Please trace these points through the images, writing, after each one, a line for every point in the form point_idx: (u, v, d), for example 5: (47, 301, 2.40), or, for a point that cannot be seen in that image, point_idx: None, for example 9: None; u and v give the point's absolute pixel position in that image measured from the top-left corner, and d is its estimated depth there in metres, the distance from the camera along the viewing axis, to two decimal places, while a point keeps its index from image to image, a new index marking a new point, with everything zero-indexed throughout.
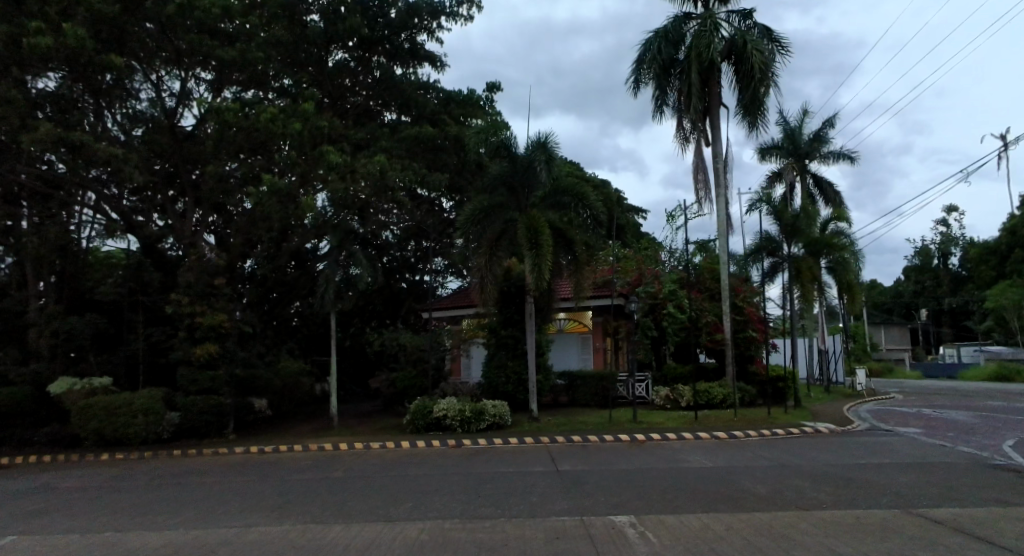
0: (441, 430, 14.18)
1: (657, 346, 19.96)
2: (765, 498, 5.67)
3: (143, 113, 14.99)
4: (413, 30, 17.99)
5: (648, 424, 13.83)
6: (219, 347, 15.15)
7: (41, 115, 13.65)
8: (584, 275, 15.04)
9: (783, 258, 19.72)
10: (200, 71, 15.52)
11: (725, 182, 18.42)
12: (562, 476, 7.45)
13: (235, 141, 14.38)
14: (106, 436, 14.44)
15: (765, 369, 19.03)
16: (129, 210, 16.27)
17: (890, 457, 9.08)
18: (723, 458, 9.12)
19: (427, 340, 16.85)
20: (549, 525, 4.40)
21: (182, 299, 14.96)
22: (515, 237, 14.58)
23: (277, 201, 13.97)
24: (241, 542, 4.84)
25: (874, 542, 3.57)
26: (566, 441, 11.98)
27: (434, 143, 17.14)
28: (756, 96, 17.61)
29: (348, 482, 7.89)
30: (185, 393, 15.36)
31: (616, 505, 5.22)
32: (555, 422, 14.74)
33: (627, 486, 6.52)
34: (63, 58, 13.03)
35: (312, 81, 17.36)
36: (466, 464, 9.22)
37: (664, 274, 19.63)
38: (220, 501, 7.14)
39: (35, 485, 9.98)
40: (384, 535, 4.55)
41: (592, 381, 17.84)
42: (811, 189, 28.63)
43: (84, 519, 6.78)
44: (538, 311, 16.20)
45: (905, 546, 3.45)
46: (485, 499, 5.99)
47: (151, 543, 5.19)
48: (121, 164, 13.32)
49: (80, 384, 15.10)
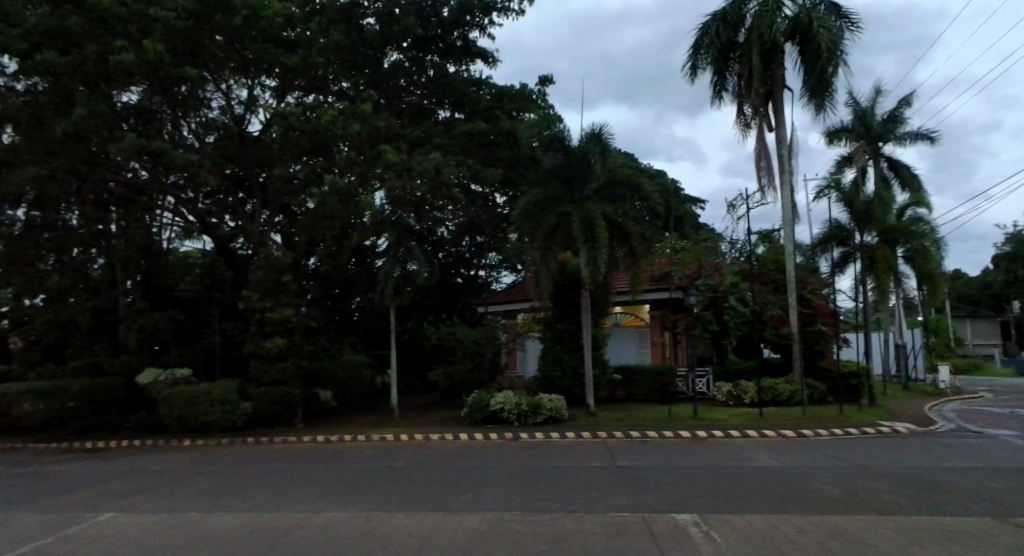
0: (498, 423, 14.34)
1: (719, 340, 19.39)
2: (838, 500, 5.39)
3: (214, 120, 15.94)
4: (465, 27, 18.18)
5: (710, 421, 13.44)
6: (287, 340, 15.92)
7: (126, 126, 14.57)
8: (640, 268, 14.82)
9: (855, 247, 18.67)
10: (265, 78, 16.38)
11: (791, 168, 17.56)
12: (620, 471, 7.37)
13: (298, 144, 14.97)
14: (188, 422, 15.50)
15: (835, 365, 18.11)
16: (204, 213, 17.16)
17: (980, 461, 8.42)
18: (790, 457, 8.77)
19: (483, 334, 17.05)
20: (609, 520, 4.37)
21: (253, 295, 15.79)
22: (569, 230, 14.47)
23: (338, 201, 14.43)
24: (311, 526, 5.06)
25: (969, 551, 3.31)
26: (624, 437, 11.83)
27: (488, 139, 17.26)
28: (823, 77, 16.67)
29: (408, 472, 8.11)
30: (257, 384, 16.25)
31: (678, 503, 5.11)
32: (613, 417, 14.60)
33: (687, 483, 6.39)
34: (143, 73, 13.87)
35: (369, 82, 17.58)
36: (523, 457, 9.30)
37: (725, 264, 19.05)
38: (290, 487, 7.50)
39: (127, 468, 10.81)
40: (445, 524, 4.64)
41: (650, 375, 17.56)
42: (885, 173, 26.89)
43: (169, 500, 7.28)
44: (594, 304, 16.07)
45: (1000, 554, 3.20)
46: (543, 492, 6.02)
47: (228, 524, 5.50)
48: (196, 169, 14.15)
49: (164, 375, 16.23)
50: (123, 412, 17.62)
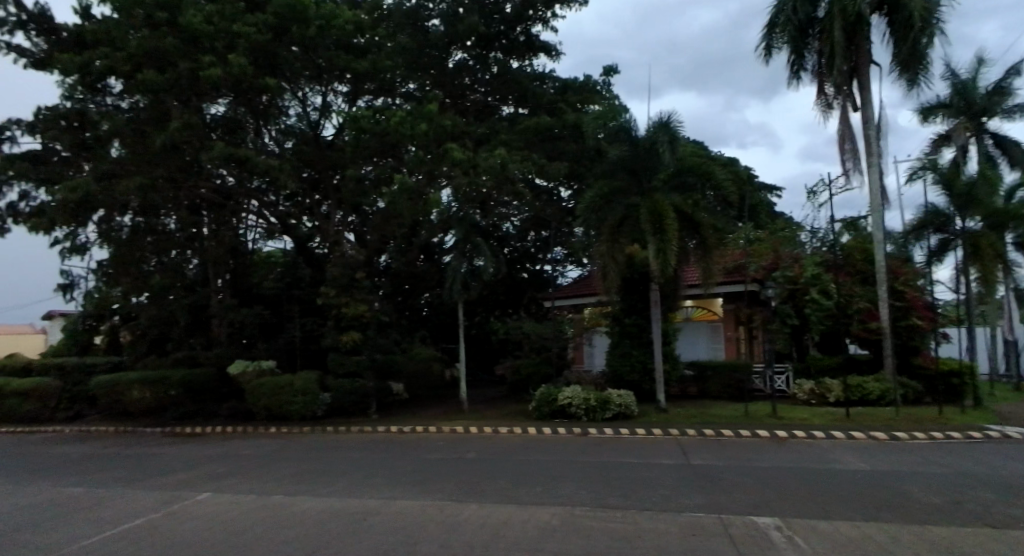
0: (566, 418, 14.27)
1: (799, 335, 18.35)
2: (940, 509, 4.95)
3: (292, 127, 16.84)
4: (528, 22, 18.18)
5: (791, 420, 12.76)
6: (361, 334, 16.58)
7: (214, 136, 15.57)
8: (713, 260, 14.29)
9: (956, 233, 17.04)
10: (337, 84, 16.92)
11: (879, 150, 16.30)
12: (693, 470, 7.13)
13: (369, 145, 15.49)
14: (274, 411, 16.50)
15: (934, 362, 16.69)
16: (285, 215, 18.10)
17: None
18: (881, 461, 8.18)
19: (550, 329, 17.02)
20: (684, 520, 4.23)
21: (329, 292, 16.55)
22: (637, 222, 14.13)
23: (407, 199, 14.78)
24: (387, 512, 5.23)
25: None
26: (698, 435, 11.43)
27: (552, 133, 17.19)
28: (916, 49, 15.33)
29: (478, 464, 8.24)
30: (335, 376, 17.03)
31: (758, 506, 4.87)
32: (685, 414, 14.16)
33: (767, 485, 6.09)
34: (229, 86, 14.76)
35: (435, 82, 18.02)
36: (592, 452, 9.22)
37: (806, 255, 17.84)
38: (367, 474, 7.81)
39: (221, 452, 11.65)
40: (515, 516, 4.67)
41: (724, 372, 16.90)
42: (990, 151, 24.46)
43: (258, 483, 7.77)
44: (663, 298, 15.64)
45: None
46: (615, 488, 5.94)
47: (312, 508, 5.79)
48: (277, 173, 14.96)
49: (252, 367, 17.47)
50: (217, 400, 19.01)
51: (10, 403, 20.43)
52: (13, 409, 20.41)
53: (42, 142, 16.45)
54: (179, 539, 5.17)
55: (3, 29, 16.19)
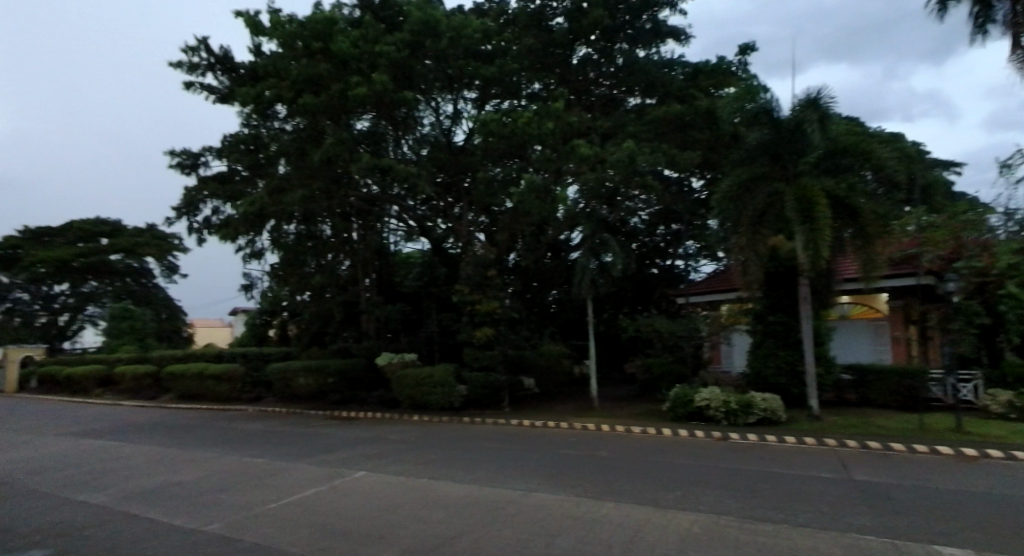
0: (704, 420, 13.57)
1: (990, 337, 15.65)
2: None
3: (426, 135, 17.82)
4: (654, 8, 17.54)
5: (983, 437, 10.89)
6: (494, 330, 17.22)
7: (360, 148, 16.89)
8: (875, 250, 12.68)
9: None
10: (466, 91, 17.69)
11: None
12: (857, 486, 6.38)
13: (498, 148, 15.99)
14: (416, 400, 17.79)
15: None
16: (422, 217, 19.36)
17: None
18: None
19: (684, 326, 16.32)
20: (849, 542, 3.79)
21: (464, 289, 17.39)
22: (783, 211, 12.98)
23: (535, 197, 15.02)
24: (524, 504, 5.38)
25: None
26: (861, 447, 10.22)
27: (683, 122, 16.42)
28: None
29: (612, 463, 8.15)
30: (470, 369, 17.89)
31: (942, 533, 4.23)
32: (844, 423, 12.74)
33: (954, 510, 5.29)
34: (373, 102, 16.05)
35: (560, 80, 18.14)
36: (734, 458, 8.66)
37: (1000, 241, 15.02)
38: (503, 465, 8.10)
39: (374, 435, 12.80)
40: (655, 519, 4.54)
41: (891, 377, 14.95)
42: None
43: (406, 466, 8.43)
44: (814, 294, 14.24)
45: None
46: (763, 500, 5.54)
47: (455, 493, 6.13)
48: (416, 179, 16.04)
49: (397, 358, 18.98)
50: (368, 388, 20.93)
51: (209, 385, 24.32)
52: (211, 390, 24.24)
53: (228, 164, 19.30)
54: (342, 514, 5.80)
55: (197, 72, 19.13)
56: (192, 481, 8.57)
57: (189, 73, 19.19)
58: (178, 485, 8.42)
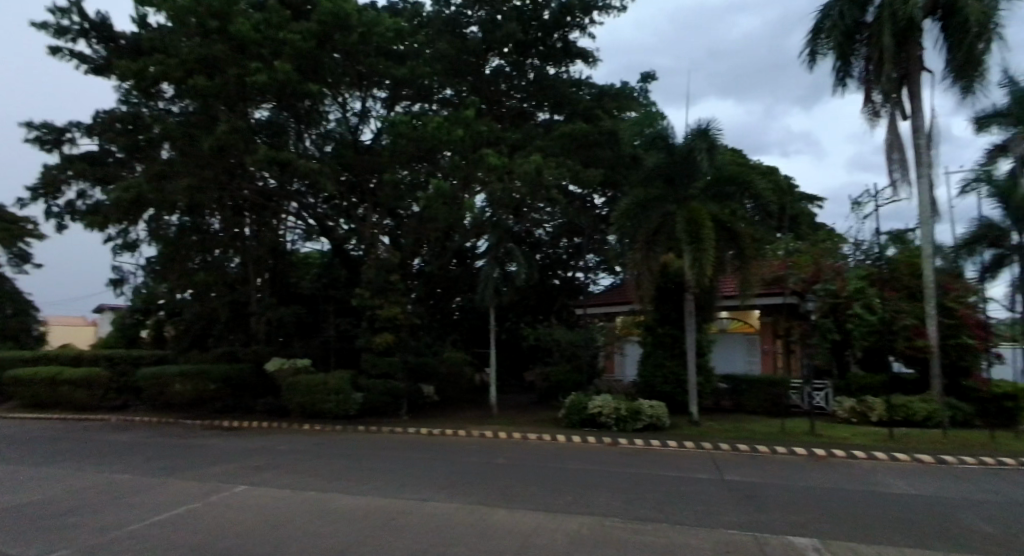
0: (596, 427, 13.87)
1: (840, 351, 17.01)
2: (989, 536, 4.69)
3: (332, 131, 17.10)
4: (565, 29, 18.17)
5: (830, 439, 12.06)
6: (395, 336, 16.65)
7: (258, 139, 15.88)
8: (751, 271, 13.44)
9: (1013, 249, 16.80)
10: (376, 89, 17.10)
11: (931, 161, 15.38)
12: (731, 487, 6.86)
13: (406, 150, 15.47)
14: (308, 407, 16.78)
15: (987, 384, 15.11)
16: (323, 216, 18.28)
17: None
18: (931, 487, 7.58)
19: (582, 336, 16.50)
20: (717, 536, 4.09)
21: (365, 293, 16.66)
22: (672, 231, 13.42)
23: (442, 203, 14.74)
24: (418, 514, 5.23)
25: None
26: (731, 450, 11.05)
27: (588, 140, 16.84)
28: (973, 55, 14.14)
29: (506, 469, 8.17)
30: (368, 376, 17.27)
31: (798, 526, 4.67)
32: (720, 428, 13.54)
33: (843, 510, 5.62)
34: (274, 92, 14.99)
35: (472, 89, 18.01)
36: (627, 463, 9.01)
37: (849, 268, 16.62)
38: (400, 475, 7.91)
39: (260, 447, 12.06)
40: (545, 524, 4.50)
41: (760, 386, 16.31)
42: None
43: (297, 479, 8.02)
44: (699, 309, 14.97)
45: None
46: (674, 503, 5.67)
47: (348, 506, 5.89)
48: (317, 176, 15.29)
49: (289, 364, 17.69)
50: (254, 396, 19.51)
51: (64, 391, 21.46)
52: (67, 396, 21.44)
53: (99, 143, 17.21)
54: (210, 530, 5.38)
55: (66, 38, 16.91)
56: (41, 501, 7.62)
57: (56, 38, 16.93)
58: (26, 504, 7.49)
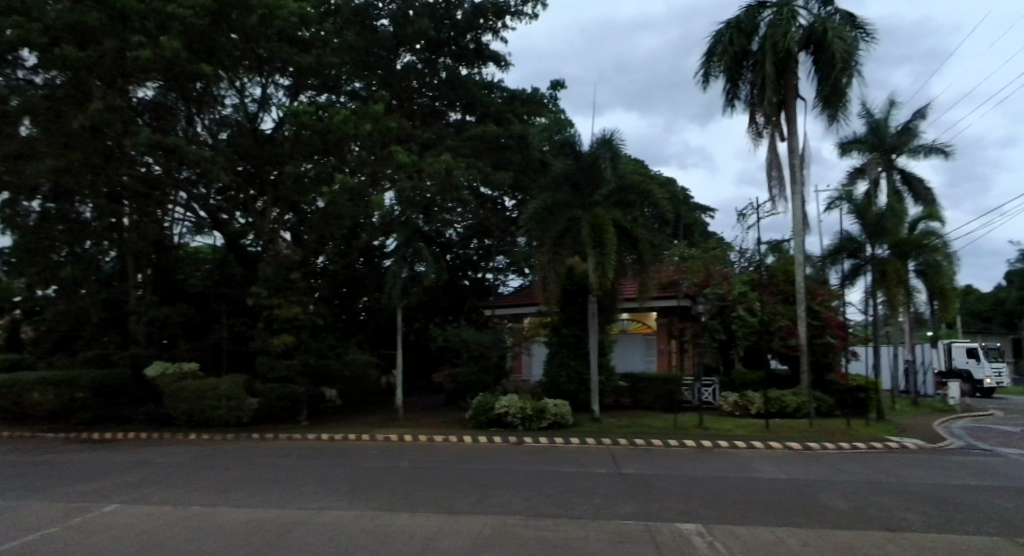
0: (502, 427, 14.03)
1: (726, 350, 18.48)
2: (842, 512, 5.30)
3: (228, 117, 15.81)
4: (478, 30, 18.24)
5: (715, 431, 13.06)
6: (294, 338, 15.81)
7: (140, 121, 14.64)
8: (649, 275, 14.23)
9: (867, 260, 19.13)
10: (278, 76, 16.13)
11: (803, 179, 17.12)
12: (627, 480, 7.21)
13: (310, 142, 14.77)
14: (195, 416, 15.50)
15: (846, 378, 17.05)
16: (215, 208, 16.90)
17: (965, 466, 9.11)
18: (798, 471, 8.44)
19: (490, 337, 16.61)
20: (613, 527, 4.29)
21: (261, 292, 15.67)
22: (578, 236, 13.90)
23: (348, 200, 14.32)
24: (315, 524, 5.02)
25: None
26: (628, 444, 11.64)
27: (498, 142, 16.97)
28: (838, 87, 15.92)
29: (410, 472, 8.05)
30: (264, 380, 16.29)
31: (684, 513, 5.01)
32: (619, 424, 14.20)
33: (723, 495, 6.11)
34: (160, 69, 13.83)
35: (382, 83, 17.60)
36: (530, 461, 9.19)
37: (734, 274, 18.18)
38: (296, 484, 7.54)
39: (136, 461, 10.98)
40: (448, 526, 4.49)
41: (656, 383, 17.31)
42: (898, 186, 26.38)
43: (179, 493, 7.39)
44: (601, 310, 15.61)
45: None
46: (573, 497, 5.87)
47: (237, 519, 5.53)
48: (209, 165, 14.18)
49: (171, 369, 16.15)
50: (132, 405, 17.75)
51: None
52: None
53: None
54: (72, 554, 4.84)
55: None
56: None
57: None
58: None
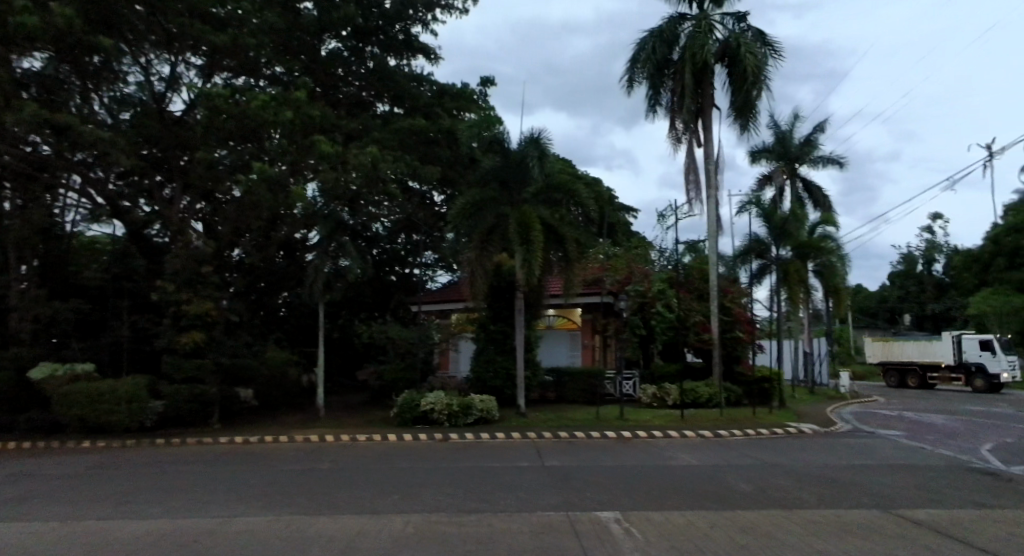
0: (428, 424, 13.90)
1: (646, 344, 19.31)
2: (746, 494, 5.68)
3: (131, 96, 14.53)
4: (407, 21, 17.85)
5: (634, 422, 13.61)
6: (205, 335, 14.83)
7: (25, 95, 13.14)
8: (574, 273, 14.55)
9: (773, 260, 20.53)
10: (189, 55, 15.03)
11: (717, 183, 18.14)
12: (550, 472, 7.36)
13: (225, 128, 13.91)
14: (89, 422, 14.18)
15: (752, 369, 18.25)
16: (116, 195, 15.58)
17: (852, 448, 9.99)
18: (709, 458, 8.98)
19: (417, 333, 16.36)
20: (536, 520, 4.35)
21: (168, 287, 14.58)
22: (505, 232, 13.99)
23: (267, 189, 13.68)
24: (226, 531, 4.77)
25: (824, 534, 3.78)
26: (552, 438, 11.88)
27: (426, 136, 16.69)
28: (749, 99, 16.99)
29: (330, 474, 7.80)
30: (170, 381, 15.19)
31: (603, 501, 5.18)
32: (544, 418, 14.45)
33: (641, 483, 6.38)
34: (50, 39, 12.55)
35: (305, 69, 16.86)
36: (456, 458, 9.16)
37: (655, 273, 18.90)
38: (205, 491, 7.11)
39: (17, 473, 9.92)
40: (368, 527, 4.39)
41: (580, 377, 17.78)
42: (800, 192, 28.49)
43: (68, 507, 6.77)
44: (528, 306, 15.81)
45: (859, 542, 3.54)
46: (496, 492, 5.92)
47: (137, 531, 5.13)
48: (108, 148, 13.01)
49: (60, 371, 14.73)
50: (14, 411, 16.01)
51: None
52: None
53: None
54: None
55: None
56: None
57: None
58: None
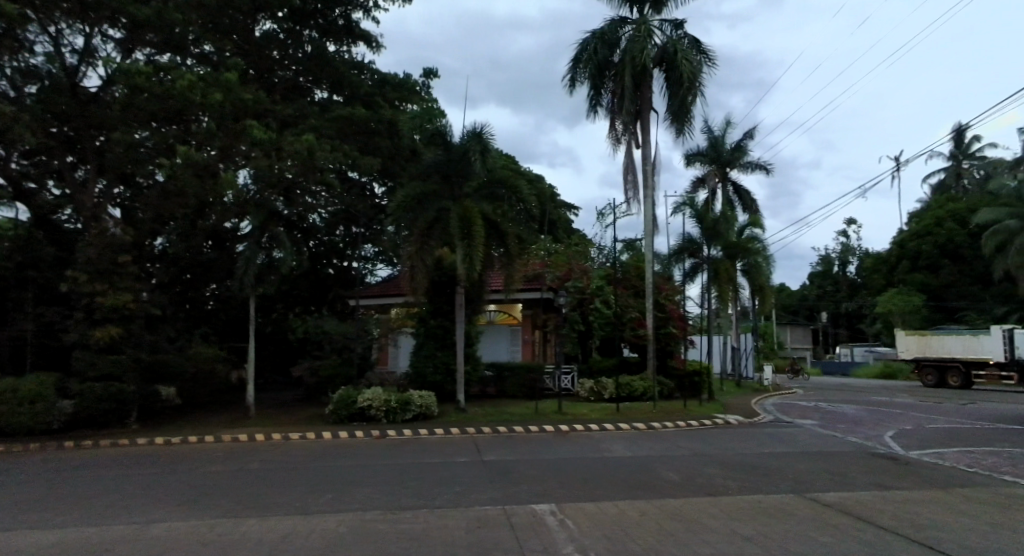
0: (365, 421, 13.61)
1: (584, 339, 19.74)
2: (676, 483, 5.90)
3: (38, 68, 13.37)
4: (348, 6, 17.29)
5: (571, 415, 13.88)
6: (122, 330, 13.84)
7: None
8: (515, 268, 14.62)
9: (704, 260, 21.41)
10: (107, 26, 14.09)
11: (654, 184, 18.70)
12: (488, 467, 7.37)
13: (146, 107, 13.02)
14: None
15: (684, 363, 19.01)
16: (19, 176, 14.27)
17: (771, 437, 10.61)
18: (641, 448, 9.29)
19: (354, 328, 15.97)
20: (471, 514, 4.34)
21: (79, 277, 13.49)
22: (446, 227, 13.87)
23: (193, 175, 12.93)
24: (141, 538, 4.46)
25: (742, 518, 4.00)
26: (491, 432, 11.93)
27: (367, 126, 16.25)
28: (685, 103, 17.61)
29: (259, 474, 7.48)
30: (81, 379, 14.10)
31: (539, 495, 5.23)
32: (483, 413, 14.48)
33: (575, 475, 6.51)
34: None
35: (238, 50, 16.05)
36: (392, 455, 9.00)
37: (594, 270, 19.25)
38: (120, 496, 6.65)
39: None
40: (298, 528, 4.23)
41: (520, 372, 17.93)
42: (731, 195, 29.84)
43: None
44: (468, 301, 15.75)
45: (773, 524, 3.78)
46: (433, 488, 5.85)
47: (37, 541, 4.72)
48: (9, 123, 11.88)
49: None
50: None
51: None
52: None
53: None
54: None
55: None
56: None
57: None
58: None
